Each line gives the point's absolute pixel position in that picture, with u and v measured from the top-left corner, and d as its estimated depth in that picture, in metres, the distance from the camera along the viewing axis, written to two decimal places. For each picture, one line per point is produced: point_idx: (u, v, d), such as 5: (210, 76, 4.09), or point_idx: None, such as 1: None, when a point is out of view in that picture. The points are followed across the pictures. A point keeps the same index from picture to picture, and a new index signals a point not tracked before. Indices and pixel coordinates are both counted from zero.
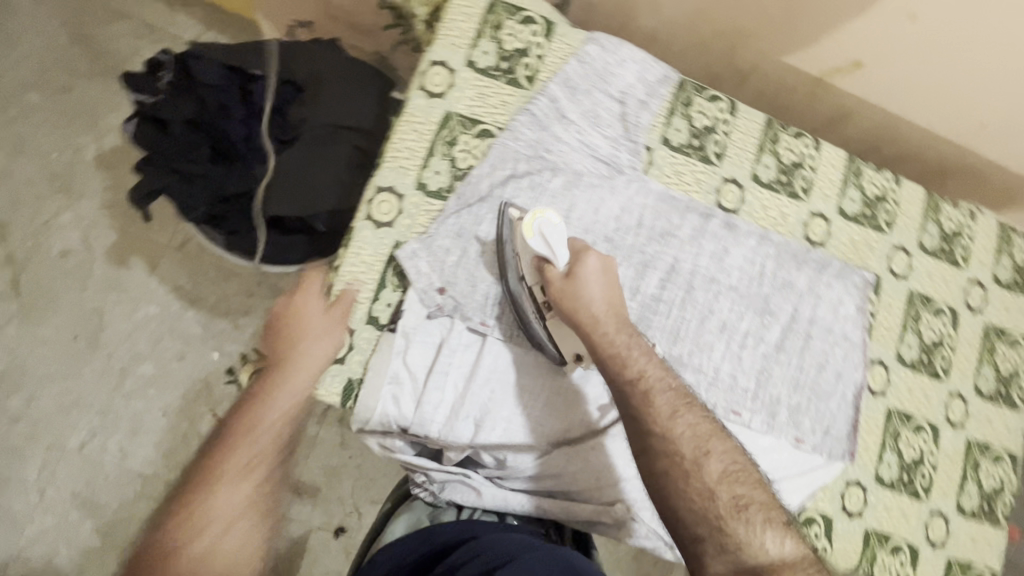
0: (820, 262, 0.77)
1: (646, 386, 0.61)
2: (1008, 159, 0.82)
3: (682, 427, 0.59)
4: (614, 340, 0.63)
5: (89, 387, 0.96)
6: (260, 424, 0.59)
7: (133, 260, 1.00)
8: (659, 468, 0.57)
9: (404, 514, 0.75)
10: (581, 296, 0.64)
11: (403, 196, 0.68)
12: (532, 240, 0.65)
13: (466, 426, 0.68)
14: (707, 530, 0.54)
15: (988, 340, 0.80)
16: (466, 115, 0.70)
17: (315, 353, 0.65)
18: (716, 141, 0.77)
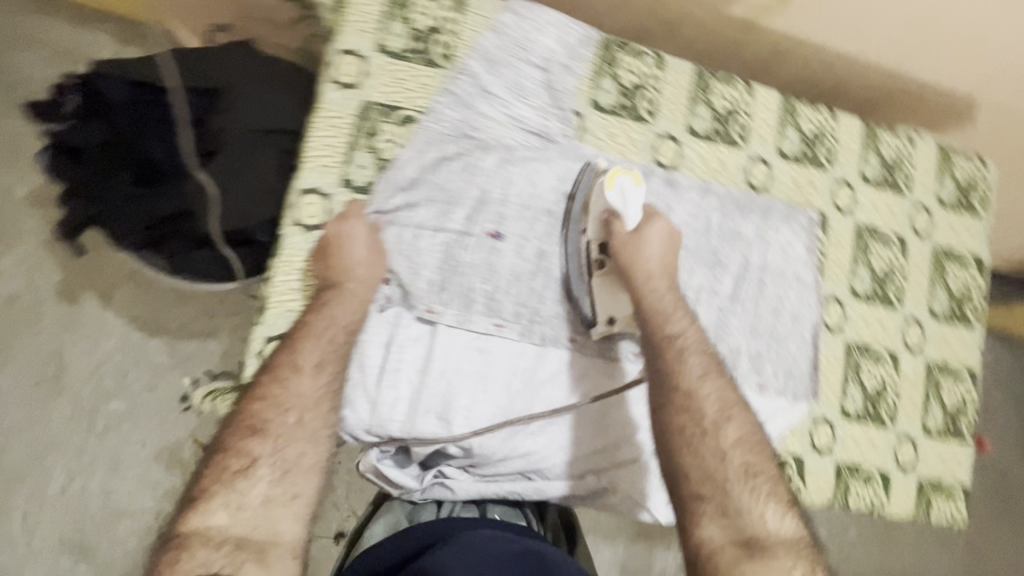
0: (764, 208, 0.79)
1: (683, 344, 0.65)
2: (933, 74, 0.87)
3: (715, 390, 0.64)
4: (660, 299, 0.67)
5: (61, 431, 0.99)
6: (302, 379, 0.59)
7: (86, 296, 1.03)
8: (675, 425, 0.61)
9: (382, 516, 0.71)
10: (643, 252, 0.67)
11: (329, 195, 0.66)
12: (611, 192, 0.68)
13: (427, 421, 0.65)
14: (711, 493, 0.58)
15: (938, 262, 0.85)
16: (384, 102, 0.68)
17: (357, 300, 0.63)
18: (648, 97, 0.76)
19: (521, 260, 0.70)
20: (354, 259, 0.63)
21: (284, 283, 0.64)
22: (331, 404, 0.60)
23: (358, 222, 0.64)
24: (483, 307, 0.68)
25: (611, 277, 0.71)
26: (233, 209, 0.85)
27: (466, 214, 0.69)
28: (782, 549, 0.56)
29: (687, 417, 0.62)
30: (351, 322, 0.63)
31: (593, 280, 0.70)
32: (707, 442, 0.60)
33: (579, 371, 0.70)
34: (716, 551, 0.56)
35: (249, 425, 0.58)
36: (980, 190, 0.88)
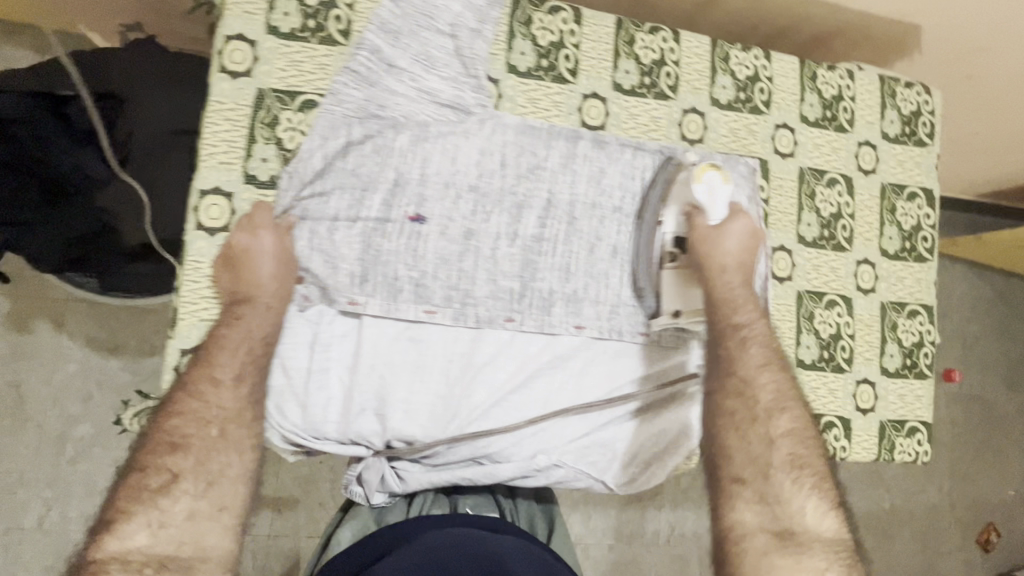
0: (703, 161, 0.75)
1: (746, 334, 0.66)
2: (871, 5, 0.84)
3: (774, 381, 0.65)
4: (732, 292, 0.66)
5: (29, 462, 0.96)
6: (217, 393, 0.57)
7: (37, 322, 0.98)
8: (725, 409, 0.64)
9: (350, 520, 0.74)
10: (724, 246, 0.66)
11: (231, 194, 0.62)
12: (697, 187, 0.65)
13: (364, 419, 0.63)
14: (753, 477, 0.61)
15: (887, 200, 0.83)
16: (281, 89, 0.64)
17: (270, 309, 0.60)
18: (568, 56, 0.72)
19: (448, 241, 0.67)
20: (265, 267, 0.60)
21: (194, 291, 0.60)
22: (253, 414, 0.58)
23: (267, 230, 0.60)
24: (410, 294, 0.65)
25: (686, 268, 0.68)
26: (158, 218, 0.82)
27: (383, 199, 0.65)
28: (816, 543, 0.59)
29: (738, 402, 0.64)
30: (266, 332, 0.59)
31: (663, 270, 0.69)
32: (755, 429, 0.63)
33: (519, 349, 0.68)
34: (747, 535, 0.59)
35: (168, 441, 0.55)
36: (925, 119, 0.85)
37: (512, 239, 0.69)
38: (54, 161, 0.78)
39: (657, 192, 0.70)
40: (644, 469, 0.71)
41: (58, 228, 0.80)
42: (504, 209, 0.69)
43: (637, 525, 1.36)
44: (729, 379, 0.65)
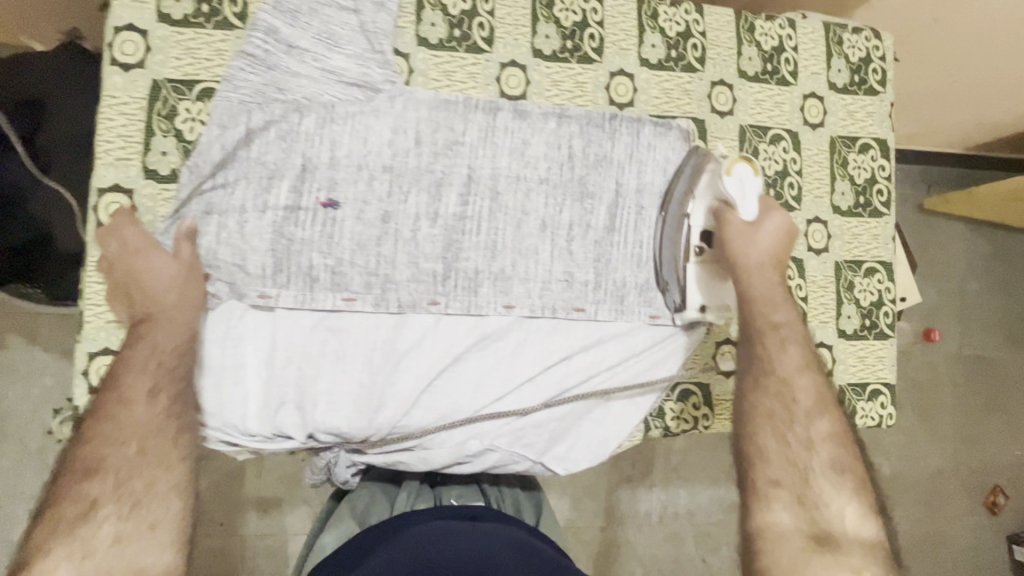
0: (634, 124, 0.71)
1: (784, 335, 0.63)
2: None
3: (814, 383, 0.62)
4: (766, 290, 0.65)
5: (13, 477, 0.96)
6: (128, 415, 0.53)
7: (11, 338, 0.97)
8: (763, 409, 0.61)
9: (333, 525, 0.71)
10: (758, 242, 0.64)
11: (132, 190, 0.60)
12: (729, 179, 0.64)
13: (286, 413, 0.61)
14: (790, 481, 0.58)
15: (838, 153, 0.79)
16: (177, 79, 0.61)
17: (175, 318, 0.57)
18: (482, 24, 0.69)
19: (364, 225, 0.64)
20: (164, 279, 0.57)
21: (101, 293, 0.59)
22: (177, 427, 0.54)
23: (154, 250, 0.58)
24: (327, 282, 0.63)
25: (711, 263, 0.68)
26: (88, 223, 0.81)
27: (291, 186, 0.62)
28: (855, 549, 0.55)
29: (777, 401, 0.61)
30: (175, 342, 0.56)
31: (689, 266, 0.68)
32: (794, 430, 0.60)
33: (446, 333, 0.65)
34: (782, 537, 0.55)
35: (83, 464, 0.51)
36: (875, 66, 0.81)
37: (432, 219, 0.66)
38: None
39: (682, 186, 0.69)
40: (575, 449, 0.69)
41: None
42: (422, 188, 0.66)
43: (630, 508, 1.33)
44: (767, 377, 0.62)
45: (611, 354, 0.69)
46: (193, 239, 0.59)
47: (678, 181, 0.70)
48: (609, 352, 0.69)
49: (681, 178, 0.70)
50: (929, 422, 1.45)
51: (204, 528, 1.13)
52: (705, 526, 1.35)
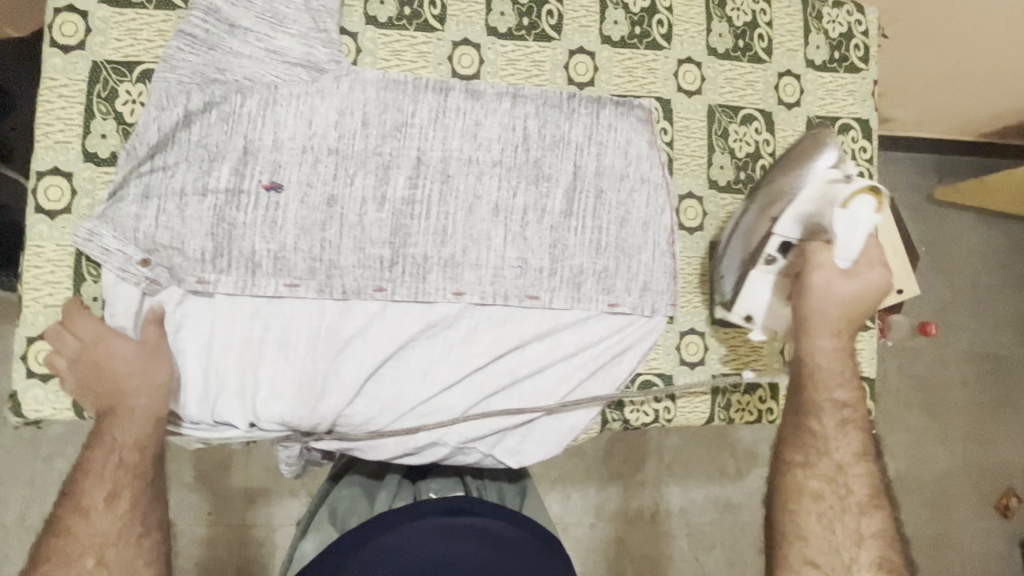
0: (593, 105, 0.69)
1: (844, 419, 0.62)
2: None
3: (868, 472, 0.62)
4: (833, 358, 0.62)
5: None
6: (91, 520, 0.54)
7: None
8: (809, 490, 0.61)
9: (313, 531, 0.74)
10: (833, 299, 0.60)
11: (71, 173, 0.59)
12: (841, 213, 0.56)
13: (226, 401, 0.60)
14: (829, 566, 0.59)
15: (816, 134, 0.75)
16: (117, 60, 0.60)
17: (137, 415, 0.56)
18: (433, 2, 0.67)
19: (309, 210, 0.63)
20: (127, 372, 0.56)
21: (39, 277, 0.58)
22: (139, 531, 0.55)
23: (116, 342, 0.56)
24: (270, 268, 0.61)
25: (782, 279, 0.64)
26: None
27: (232, 169, 0.61)
28: None
29: (829, 486, 0.61)
30: (138, 440, 0.56)
31: (753, 268, 0.64)
32: (842, 519, 0.60)
33: (392, 321, 0.63)
34: None
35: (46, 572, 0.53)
36: (858, 41, 0.76)
37: (379, 204, 0.64)
38: None
39: (788, 183, 0.62)
40: (528, 441, 0.67)
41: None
42: (368, 171, 0.64)
43: (622, 505, 1.28)
44: (822, 459, 0.61)
45: (565, 343, 0.67)
46: (158, 328, 0.58)
47: (791, 177, 0.62)
48: (564, 341, 0.67)
49: (795, 172, 0.62)
50: (937, 422, 1.38)
51: (184, 516, 1.14)
52: (700, 525, 1.31)
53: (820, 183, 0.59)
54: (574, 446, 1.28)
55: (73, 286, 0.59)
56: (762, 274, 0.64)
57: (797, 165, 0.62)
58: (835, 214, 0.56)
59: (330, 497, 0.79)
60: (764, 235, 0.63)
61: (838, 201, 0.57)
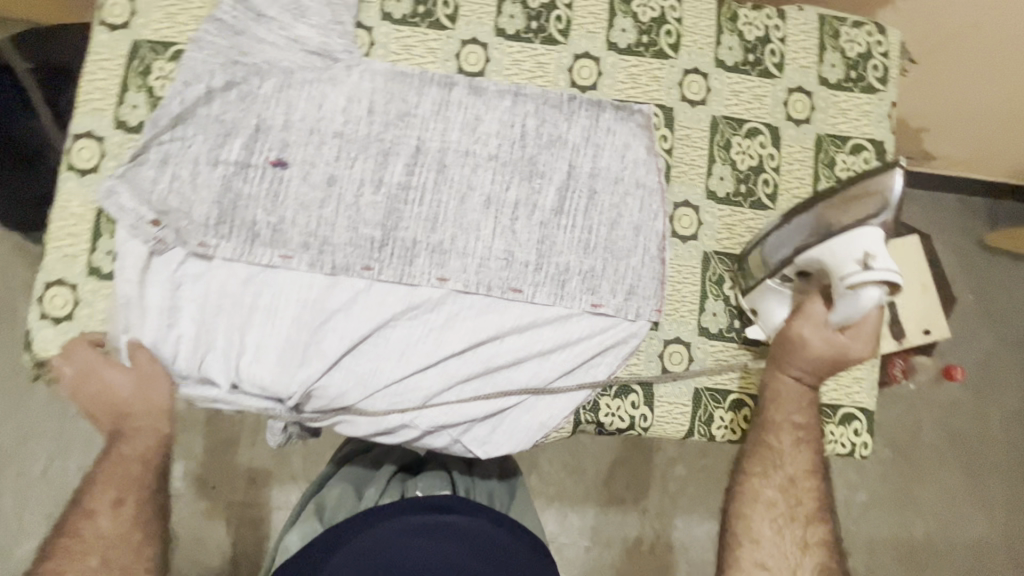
0: (592, 108, 0.70)
1: (800, 440, 0.66)
2: None
3: (816, 486, 0.67)
4: (800, 397, 0.66)
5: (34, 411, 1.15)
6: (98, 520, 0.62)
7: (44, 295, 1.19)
8: (764, 498, 0.66)
9: (296, 527, 0.75)
10: (812, 351, 0.63)
11: (103, 138, 0.65)
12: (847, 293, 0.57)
13: (214, 360, 0.64)
14: (778, 569, 0.65)
15: (824, 152, 0.73)
16: (155, 40, 0.66)
17: (142, 431, 0.63)
18: (447, 2, 0.70)
19: (310, 187, 0.66)
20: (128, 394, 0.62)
21: (63, 229, 0.64)
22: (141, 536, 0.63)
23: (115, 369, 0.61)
24: (267, 240, 0.65)
25: (789, 297, 0.66)
26: None
27: (244, 144, 0.66)
28: None
29: (781, 497, 0.66)
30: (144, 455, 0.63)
31: (767, 277, 0.65)
32: (792, 526, 0.66)
33: (376, 299, 0.66)
34: None
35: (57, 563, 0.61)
36: (876, 62, 0.75)
37: (375, 187, 0.67)
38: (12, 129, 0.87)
39: (838, 215, 0.60)
40: (498, 432, 0.67)
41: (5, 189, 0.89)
42: (369, 155, 0.67)
43: (617, 532, 1.24)
44: (777, 472, 0.66)
45: (543, 338, 0.67)
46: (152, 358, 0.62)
47: (839, 218, 0.60)
48: (542, 336, 0.67)
49: (847, 212, 0.59)
50: (974, 484, 1.27)
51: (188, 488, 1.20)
52: (699, 564, 1.24)
53: (852, 249, 0.57)
54: (573, 464, 1.25)
55: (91, 239, 0.64)
56: (774, 287, 0.65)
57: (852, 207, 0.59)
58: (838, 292, 0.58)
59: (318, 494, 0.79)
60: (787, 257, 0.63)
61: (848, 280, 0.57)
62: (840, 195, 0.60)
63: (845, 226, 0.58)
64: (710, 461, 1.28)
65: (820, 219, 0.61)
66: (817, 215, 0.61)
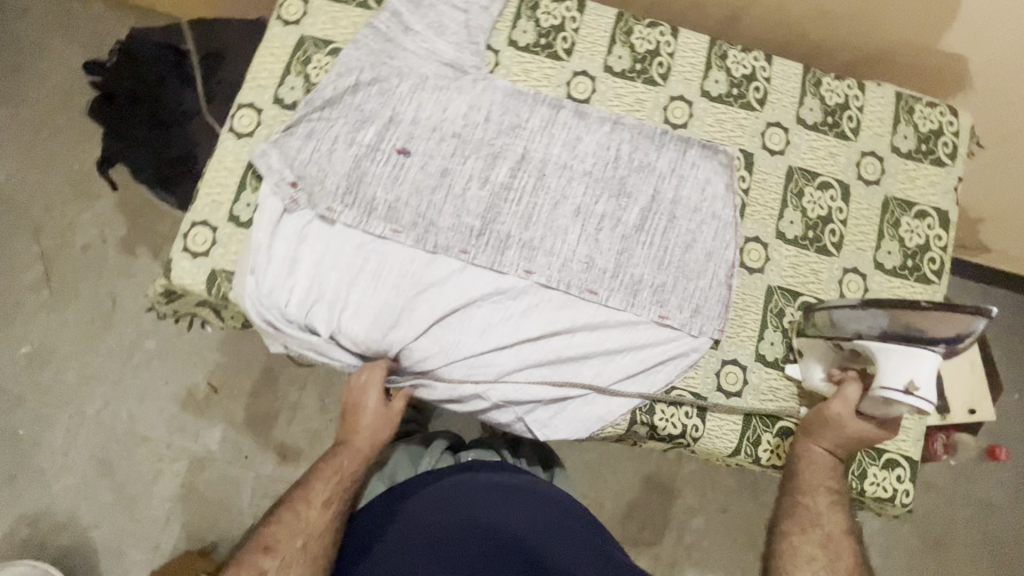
0: (680, 145, 0.78)
1: (834, 500, 0.69)
2: (889, 26, 0.88)
3: (853, 550, 0.67)
4: (831, 465, 0.70)
5: (107, 356, 1.30)
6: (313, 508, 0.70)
7: (140, 250, 1.35)
8: (804, 555, 0.67)
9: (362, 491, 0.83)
10: (847, 428, 0.67)
11: (262, 110, 0.77)
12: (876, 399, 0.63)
13: (321, 309, 0.72)
14: None
15: (890, 213, 0.79)
16: (318, 37, 0.79)
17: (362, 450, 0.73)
18: (565, 38, 0.81)
19: (425, 175, 0.76)
20: (372, 418, 0.73)
21: (215, 180, 0.74)
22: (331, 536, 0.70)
23: (375, 395, 0.72)
24: (382, 214, 0.74)
25: (838, 363, 0.69)
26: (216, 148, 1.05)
27: (377, 131, 0.76)
28: None
29: (822, 553, 0.67)
30: (354, 471, 0.73)
31: (823, 340, 0.69)
32: None
33: (468, 280, 0.73)
34: None
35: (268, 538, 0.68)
36: (946, 139, 0.81)
37: (482, 183, 0.76)
38: (169, 97, 1.05)
39: (913, 328, 0.60)
40: (559, 418, 0.72)
41: (149, 146, 1.05)
42: (480, 155, 0.77)
43: None
44: (814, 527, 0.68)
45: (612, 339, 0.73)
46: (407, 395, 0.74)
47: (913, 330, 0.60)
48: (611, 336, 0.73)
49: (926, 337, 0.60)
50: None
51: (229, 452, 1.28)
52: None
53: (902, 373, 0.61)
54: (592, 495, 1.25)
55: (236, 191, 0.74)
56: (826, 349, 0.70)
57: (931, 335, 0.60)
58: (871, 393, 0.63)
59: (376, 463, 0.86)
60: (847, 335, 0.65)
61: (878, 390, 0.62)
62: (928, 309, 0.59)
63: (911, 342, 0.60)
64: (730, 519, 1.25)
65: (894, 324, 0.61)
66: (895, 321, 0.61)
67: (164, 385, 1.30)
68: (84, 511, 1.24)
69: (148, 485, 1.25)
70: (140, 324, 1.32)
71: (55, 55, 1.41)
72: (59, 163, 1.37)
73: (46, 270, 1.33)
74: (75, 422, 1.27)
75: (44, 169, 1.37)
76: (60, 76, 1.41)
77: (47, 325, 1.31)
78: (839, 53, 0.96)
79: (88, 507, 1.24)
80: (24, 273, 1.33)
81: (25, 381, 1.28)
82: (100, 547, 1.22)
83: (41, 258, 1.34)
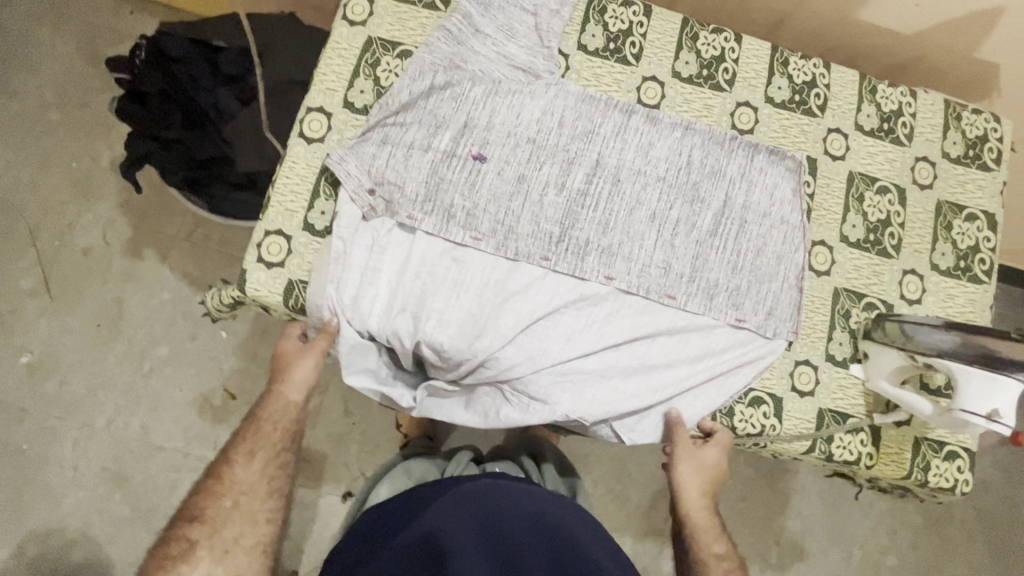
0: (749, 150, 0.79)
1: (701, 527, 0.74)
2: (928, 40, 0.92)
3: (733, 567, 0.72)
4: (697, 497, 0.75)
5: (117, 365, 1.24)
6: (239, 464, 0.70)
7: (146, 253, 1.28)
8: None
9: (387, 481, 0.94)
10: (687, 464, 0.73)
11: (332, 114, 0.76)
12: (958, 416, 0.65)
13: (404, 320, 0.71)
14: None
15: (943, 216, 0.82)
16: (387, 39, 0.78)
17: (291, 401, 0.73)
18: (634, 43, 0.82)
19: (502, 181, 0.74)
20: (303, 370, 0.73)
21: (288, 186, 0.74)
22: (265, 489, 0.70)
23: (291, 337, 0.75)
24: (461, 221, 0.72)
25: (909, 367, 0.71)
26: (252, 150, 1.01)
27: (452, 136, 0.74)
28: None
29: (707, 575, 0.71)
30: (291, 418, 0.73)
31: (895, 351, 0.71)
32: None
33: (551, 287, 0.73)
34: None
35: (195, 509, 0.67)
36: (992, 145, 0.85)
37: (559, 189, 0.75)
38: (202, 96, 1.00)
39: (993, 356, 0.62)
40: (644, 422, 0.74)
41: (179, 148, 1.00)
42: (556, 161, 0.76)
43: (655, 563, 1.22)
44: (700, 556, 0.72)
45: (691, 343, 0.74)
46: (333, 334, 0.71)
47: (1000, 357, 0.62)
48: (690, 341, 0.74)
49: (1011, 365, 0.61)
50: (1002, 567, 1.26)
51: None
52: None
53: (986, 400, 0.62)
54: (616, 489, 1.24)
55: (309, 199, 0.74)
56: (892, 356, 0.72)
57: (1013, 363, 0.61)
58: (951, 411, 0.65)
59: (405, 463, 0.98)
60: (920, 349, 0.67)
61: (957, 408, 0.64)
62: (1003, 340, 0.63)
63: (1000, 374, 0.61)
64: (754, 509, 1.23)
65: (967, 345, 0.64)
66: (969, 342, 0.64)
67: (178, 393, 1.24)
68: (98, 526, 1.18)
69: (166, 498, 1.19)
70: (151, 330, 1.26)
71: (50, 46, 1.33)
72: (57, 163, 1.30)
73: (45, 275, 1.26)
74: (85, 434, 1.21)
75: (39, 168, 1.29)
76: (55, 68, 1.32)
77: (49, 333, 1.24)
78: (879, 55, 0.98)
79: (102, 523, 1.18)
80: (21, 279, 1.25)
81: (26, 392, 1.21)
82: (117, 564, 1.16)
83: (38, 262, 1.26)
